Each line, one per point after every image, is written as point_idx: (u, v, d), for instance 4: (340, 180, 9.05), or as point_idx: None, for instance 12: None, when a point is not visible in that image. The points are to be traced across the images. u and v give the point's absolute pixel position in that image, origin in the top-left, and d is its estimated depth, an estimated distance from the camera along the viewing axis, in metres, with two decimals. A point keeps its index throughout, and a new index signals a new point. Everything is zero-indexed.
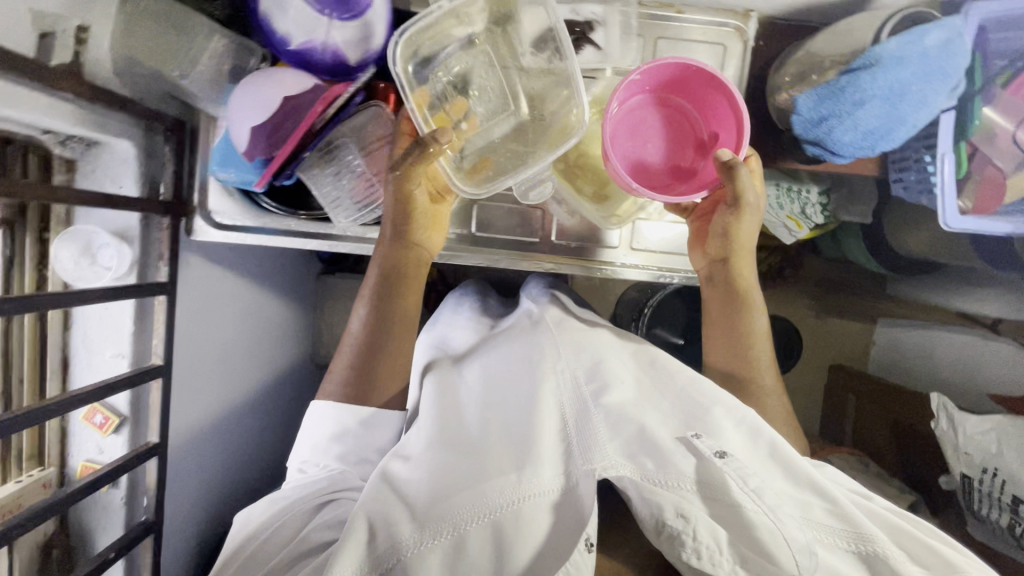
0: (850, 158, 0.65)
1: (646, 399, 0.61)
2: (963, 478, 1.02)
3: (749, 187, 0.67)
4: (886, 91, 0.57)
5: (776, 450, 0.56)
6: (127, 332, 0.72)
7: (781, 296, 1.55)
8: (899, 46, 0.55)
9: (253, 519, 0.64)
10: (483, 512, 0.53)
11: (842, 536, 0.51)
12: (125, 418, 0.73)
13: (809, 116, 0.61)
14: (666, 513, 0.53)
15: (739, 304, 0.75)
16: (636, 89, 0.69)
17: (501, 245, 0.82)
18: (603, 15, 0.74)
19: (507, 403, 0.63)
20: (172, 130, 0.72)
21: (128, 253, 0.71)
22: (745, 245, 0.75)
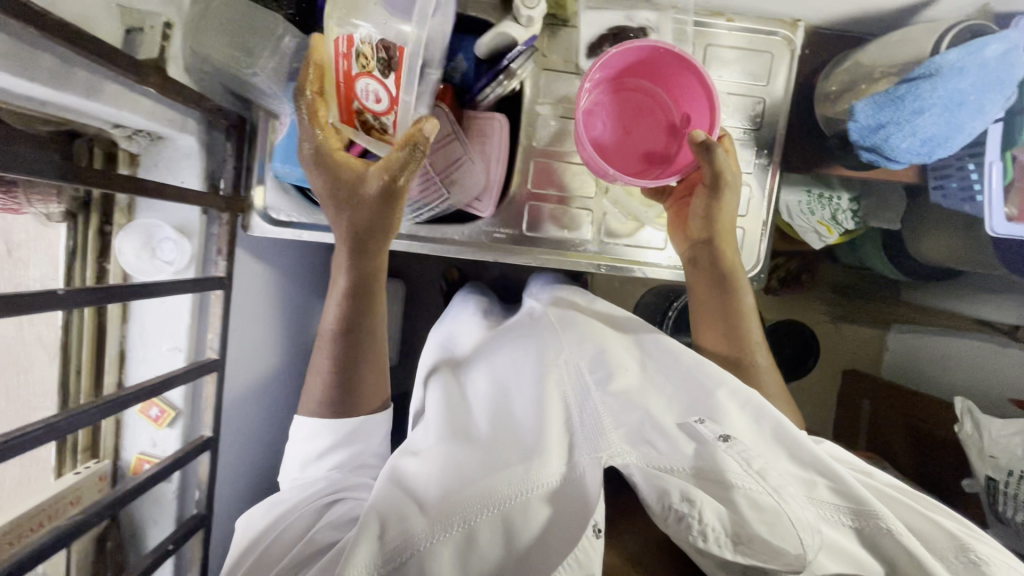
0: (907, 163, 0.67)
1: (649, 388, 0.62)
2: (988, 481, 1.03)
3: (727, 167, 0.66)
4: (946, 100, 0.59)
5: (780, 432, 0.57)
6: (185, 325, 0.73)
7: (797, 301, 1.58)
8: (960, 56, 0.57)
9: (253, 525, 0.61)
10: (489, 503, 0.53)
11: (843, 512, 0.53)
12: (181, 411, 0.74)
13: (867, 123, 0.64)
14: (672, 497, 0.52)
15: (730, 288, 0.73)
16: (607, 73, 0.71)
17: (551, 245, 0.81)
18: (657, 22, 0.75)
19: (516, 397, 0.64)
20: (234, 126, 0.73)
21: (188, 247, 0.72)
22: (730, 223, 0.73)
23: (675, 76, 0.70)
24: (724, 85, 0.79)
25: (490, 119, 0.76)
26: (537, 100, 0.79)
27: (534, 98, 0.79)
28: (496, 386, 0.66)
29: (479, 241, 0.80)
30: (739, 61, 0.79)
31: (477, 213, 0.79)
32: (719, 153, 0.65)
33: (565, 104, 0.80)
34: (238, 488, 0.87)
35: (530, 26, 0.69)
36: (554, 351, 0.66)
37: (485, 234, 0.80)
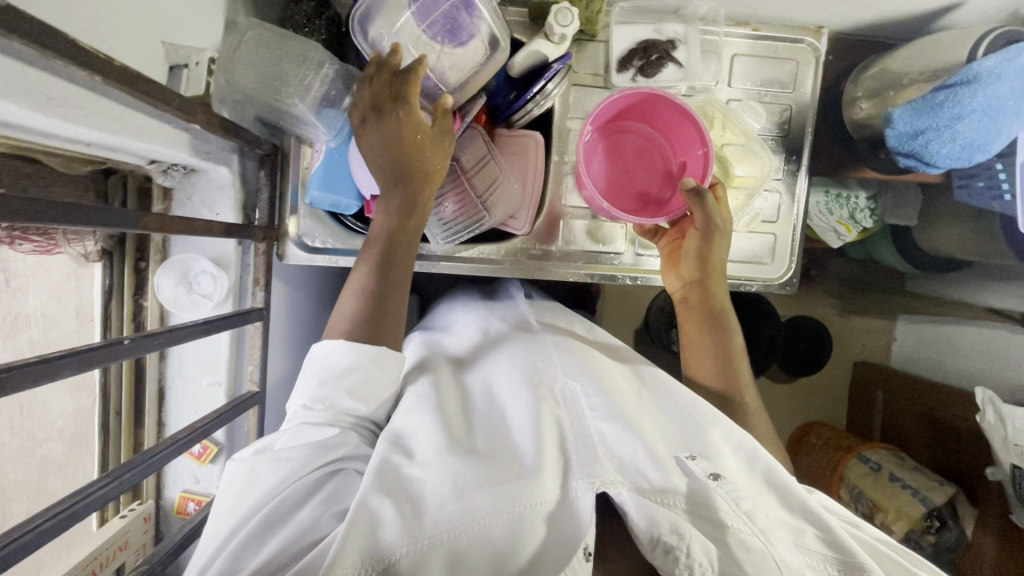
0: (942, 168, 0.68)
1: (642, 416, 0.60)
2: (1013, 470, 1.04)
3: (714, 211, 0.71)
4: (984, 107, 0.60)
5: (772, 475, 0.56)
6: (225, 360, 0.71)
7: (806, 296, 1.61)
8: (997, 63, 0.58)
9: (255, 485, 0.51)
10: (472, 516, 0.47)
11: (830, 563, 0.51)
12: (222, 447, 0.72)
13: (905, 131, 0.64)
14: (661, 528, 0.49)
15: (722, 324, 0.73)
16: (612, 117, 0.76)
17: (586, 258, 0.81)
18: (684, 34, 0.76)
19: (508, 417, 0.60)
20: (267, 154, 0.72)
21: (225, 280, 0.70)
22: (719, 267, 0.75)
23: (674, 126, 0.76)
24: (752, 94, 0.80)
25: (523, 137, 0.75)
26: (568, 116, 0.79)
27: (565, 113, 0.79)
28: (490, 404, 0.62)
29: (517, 260, 0.80)
30: (768, 68, 0.80)
31: (511, 231, 0.79)
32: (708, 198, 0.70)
33: None
34: None
35: (561, 44, 0.69)
36: (545, 376, 0.64)
37: (521, 252, 0.80)
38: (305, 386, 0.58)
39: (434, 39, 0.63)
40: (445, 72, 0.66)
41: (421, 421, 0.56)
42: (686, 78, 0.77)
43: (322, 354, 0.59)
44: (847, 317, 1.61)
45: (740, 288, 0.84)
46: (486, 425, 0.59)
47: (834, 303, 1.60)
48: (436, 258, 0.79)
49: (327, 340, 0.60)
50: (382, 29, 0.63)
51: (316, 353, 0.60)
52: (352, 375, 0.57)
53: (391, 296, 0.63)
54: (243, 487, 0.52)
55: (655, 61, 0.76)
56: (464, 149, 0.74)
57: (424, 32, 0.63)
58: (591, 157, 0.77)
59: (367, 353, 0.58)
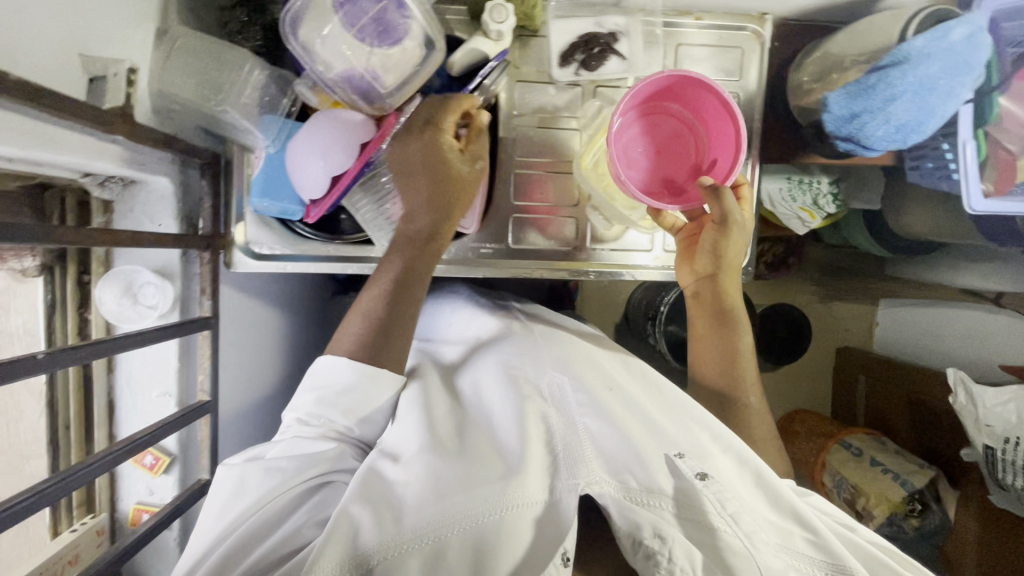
0: (880, 152, 0.67)
1: (631, 409, 0.59)
2: (986, 450, 1.05)
3: (734, 212, 0.71)
4: (915, 86, 0.59)
5: (761, 478, 0.55)
6: (173, 370, 0.71)
7: (786, 284, 1.58)
8: (925, 43, 0.58)
9: (244, 494, 0.54)
10: (450, 517, 0.49)
11: (819, 568, 0.51)
12: (175, 457, 0.72)
13: (841, 114, 0.64)
14: (643, 532, 0.50)
15: (728, 326, 0.76)
16: (658, 94, 0.72)
17: (538, 256, 0.82)
18: (625, 26, 0.75)
19: (496, 416, 0.59)
20: (208, 163, 0.71)
21: (170, 290, 0.70)
22: (732, 265, 0.77)
23: (715, 121, 0.72)
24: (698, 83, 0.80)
25: None
26: (513, 112, 0.79)
27: (510, 109, 0.79)
28: (479, 404, 0.62)
29: (466, 258, 0.81)
30: (714, 57, 0.79)
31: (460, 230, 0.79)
32: (728, 199, 0.70)
33: (539, 114, 0.80)
34: None
35: (499, 41, 0.70)
36: (530, 374, 0.63)
37: (469, 249, 0.81)
38: (302, 400, 0.60)
39: (365, 41, 0.62)
40: (380, 71, 0.64)
41: (409, 425, 0.57)
42: (630, 70, 0.77)
43: (322, 369, 0.61)
44: (831, 305, 1.55)
45: None
46: (479, 425, 0.59)
47: (815, 289, 1.55)
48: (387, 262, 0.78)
49: (330, 355, 0.61)
50: (308, 31, 0.61)
51: (316, 368, 0.61)
52: (348, 392, 0.59)
53: (403, 301, 0.63)
54: (231, 495, 0.54)
55: (598, 53, 0.75)
56: None
57: (354, 36, 0.61)
58: (624, 134, 0.73)
59: (366, 373, 0.59)
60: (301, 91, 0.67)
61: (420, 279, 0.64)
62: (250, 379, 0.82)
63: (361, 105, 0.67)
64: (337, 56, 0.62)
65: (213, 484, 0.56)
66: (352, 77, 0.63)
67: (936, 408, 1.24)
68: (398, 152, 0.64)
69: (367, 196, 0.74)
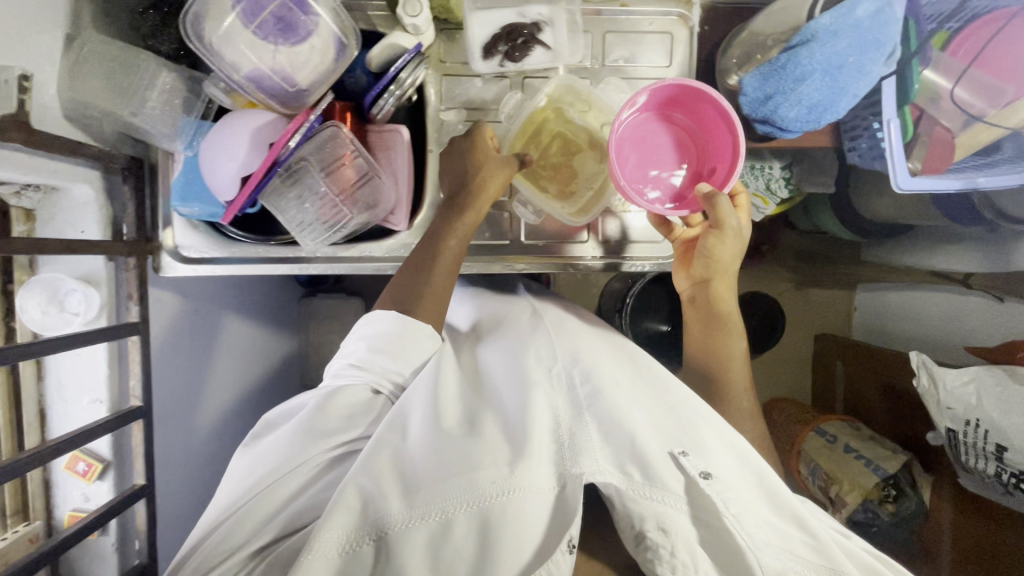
0: (800, 134, 0.67)
1: (638, 403, 0.64)
2: (949, 432, 1.00)
3: (730, 216, 0.72)
4: (824, 65, 0.59)
5: (763, 480, 0.60)
6: (103, 376, 0.71)
7: (764, 271, 1.52)
8: (832, 20, 0.57)
9: (281, 447, 0.64)
10: (471, 500, 0.55)
11: (811, 568, 0.56)
12: (109, 463, 0.72)
13: (755, 95, 0.64)
14: (647, 524, 0.56)
15: (722, 330, 0.79)
16: (660, 102, 0.74)
17: (477, 249, 0.83)
18: (550, 15, 0.73)
19: (508, 408, 0.65)
20: (129, 169, 0.70)
21: (95, 297, 0.70)
22: (725, 271, 0.78)
23: (715, 127, 0.74)
24: (627, 71, 0.79)
25: (391, 131, 0.75)
26: (441, 107, 0.79)
27: (438, 103, 0.79)
28: (500, 398, 0.67)
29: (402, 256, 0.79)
30: (642, 44, 0.79)
31: (393, 227, 0.78)
32: (722, 203, 0.71)
33: (467, 107, 0.80)
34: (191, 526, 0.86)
35: (417, 34, 0.70)
36: (539, 368, 0.69)
37: (407, 247, 0.79)
38: (355, 349, 0.70)
39: (267, 39, 0.62)
40: (290, 70, 0.64)
41: (427, 415, 0.64)
42: (557, 60, 0.76)
43: (372, 323, 0.71)
44: (805, 291, 1.54)
45: (634, 266, 0.86)
46: (493, 414, 0.65)
47: (791, 276, 1.52)
48: (320, 262, 0.78)
49: (380, 311, 0.71)
50: (213, 33, 0.61)
51: (365, 321, 0.72)
52: (394, 343, 0.69)
53: (431, 289, 0.72)
54: (269, 446, 0.65)
55: (522, 44, 0.74)
56: (319, 147, 0.70)
57: (254, 32, 0.62)
58: (627, 141, 0.75)
59: (409, 322, 0.70)
60: (211, 92, 0.66)
61: (450, 275, 0.73)
62: None
63: (273, 103, 0.66)
64: (241, 55, 0.62)
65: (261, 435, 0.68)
66: (260, 79, 0.63)
67: (909, 394, 1.21)
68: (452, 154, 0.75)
69: (287, 199, 0.71)
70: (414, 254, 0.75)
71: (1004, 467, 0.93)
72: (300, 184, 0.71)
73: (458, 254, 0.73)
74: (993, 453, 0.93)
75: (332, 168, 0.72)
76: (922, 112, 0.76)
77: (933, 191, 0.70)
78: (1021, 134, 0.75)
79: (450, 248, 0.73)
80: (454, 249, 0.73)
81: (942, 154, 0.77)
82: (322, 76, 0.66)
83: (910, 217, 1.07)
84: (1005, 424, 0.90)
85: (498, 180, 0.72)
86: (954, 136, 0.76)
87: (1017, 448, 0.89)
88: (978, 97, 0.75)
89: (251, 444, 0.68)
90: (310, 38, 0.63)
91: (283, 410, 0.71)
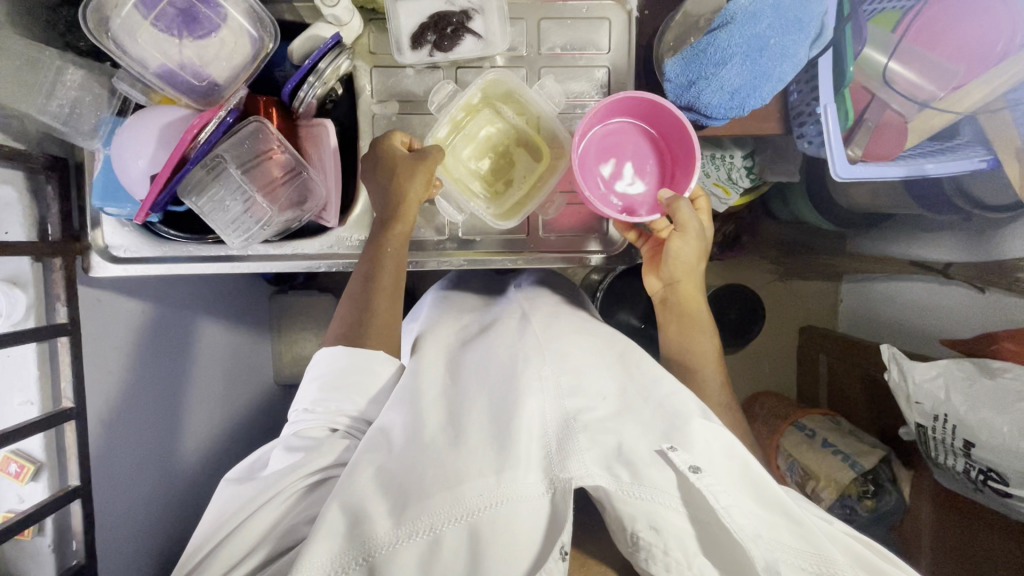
0: (726, 121, 0.68)
1: (625, 410, 0.62)
2: (918, 428, 0.92)
3: (690, 220, 0.71)
4: (745, 48, 0.61)
5: (747, 469, 0.58)
6: (33, 378, 0.70)
7: (742, 263, 1.39)
8: (750, 2, 0.60)
9: (239, 499, 0.61)
10: (459, 514, 0.54)
11: (805, 559, 0.53)
12: (42, 464, 0.72)
13: (680, 80, 0.65)
14: (638, 525, 0.55)
15: (693, 329, 0.77)
16: (615, 113, 0.74)
17: (418, 245, 0.82)
18: (479, 2, 0.72)
19: (489, 412, 0.63)
20: (52, 168, 0.70)
21: (21, 299, 0.67)
22: (690, 271, 0.76)
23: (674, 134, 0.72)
24: (565, 58, 0.78)
25: (316, 126, 0.74)
26: (374, 99, 0.77)
27: (371, 96, 0.77)
28: (482, 397, 0.65)
29: (336, 253, 0.79)
30: (577, 31, 0.77)
31: (325, 224, 0.77)
32: (682, 207, 0.70)
33: (399, 100, 0.78)
34: (142, 527, 0.85)
35: (338, 25, 0.69)
36: (524, 372, 0.66)
37: (341, 242, 0.79)
38: (308, 392, 0.68)
39: (169, 31, 0.62)
40: (198, 63, 0.64)
41: (403, 421, 0.63)
42: (489, 49, 0.74)
43: (325, 361, 0.69)
44: (790, 282, 1.39)
45: (580, 259, 0.84)
46: (470, 414, 0.63)
47: (774, 269, 1.39)
48: (255, 259, 0.78)
49: (328, 348, 0.70)
50: (116, 27, 0.61)
51: (317, 360, 0.70)
52: (348, 378, 0.67)
53: (377, 307, 0.72)
54: (236, 494, 0.62)
55: (451, 33, 0.72)
56: (239, 143, 0.68)
57: (153, 23, 0.62)
58: (590, 153, 0.74)
59: (358, 356, 0.68)
60: (125, 89, 0.66)
61: (394, 282, 0.73)
62: (129, 380, 0.82)
63: (188, 100, 0.66)
64: (146, 50, 0.62)
65: (225, 491, 0.64)
66: (169, 74, 0.63)
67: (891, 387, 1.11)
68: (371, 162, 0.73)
69: (209, 196, 0.68)
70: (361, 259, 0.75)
71: (972, 466, 0.84)
72: (224, 181, 0.69)
73: (396, 270, 0.73)
74: (961, 449, 0.85)
75: (255, 166, 0.70)
76: (873, 96, 0.73)
77: (872, 176, 0.70)
78: (975, 118, 0.72)
79: (384, 264, 0.73)
80: (391, 266, 0.73)
81: (893, 139, 0.72)
82: (235, 69, 0.66)
83: (885, 207, 1.03)
84: (972, 419, 0.82)
85: (419, 182, 0.71)
86: (908, 121, 0.72)
87: (985, 444, 0.81)
88: (927, 80, 0.71)
89: (214, 501, 0.64)
90: (218, 32, 0.64)
91: (247, 466, 0.68)
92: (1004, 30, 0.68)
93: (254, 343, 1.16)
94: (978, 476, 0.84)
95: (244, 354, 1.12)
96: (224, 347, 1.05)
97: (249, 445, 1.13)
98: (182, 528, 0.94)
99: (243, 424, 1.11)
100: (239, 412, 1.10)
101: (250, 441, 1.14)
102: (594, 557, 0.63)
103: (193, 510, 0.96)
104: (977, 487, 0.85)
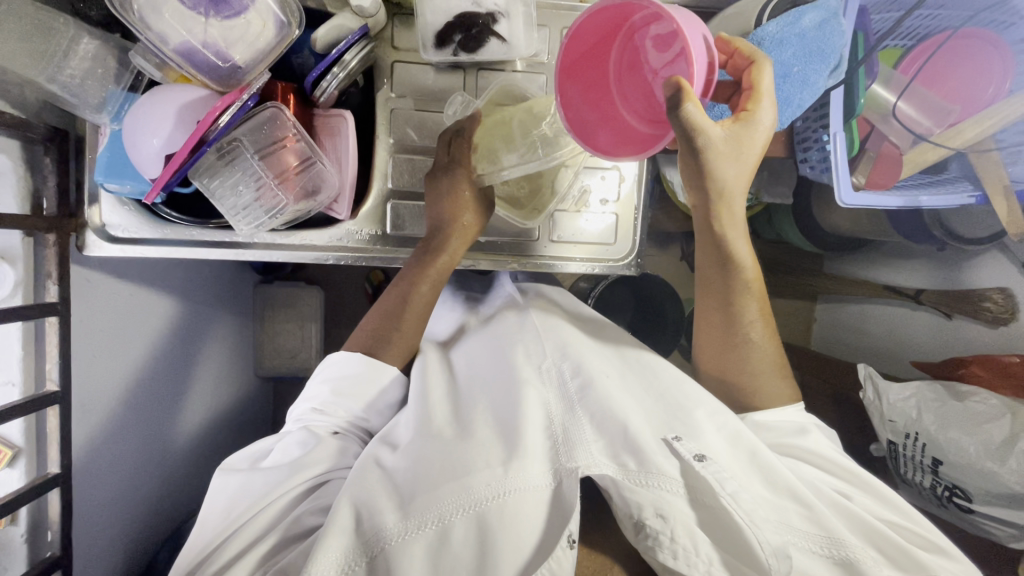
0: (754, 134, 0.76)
1: (628, 391, 0.65)
2: (889, 444, 0.96)
3: (702, 123, 0.55)
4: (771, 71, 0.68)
5: (755, 455, 0.59)
6: (16, 359, 0.65)
7: None
8: (779, 28, 0.67)
9: (237, 505, 0.59)
10: (467, 505, 0.54)
11: (814, 540, 0.55)
12: (21, 450, 0.66)
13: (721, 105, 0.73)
14: (645, 511, 0.55)
15: (729, 270, 0.66)
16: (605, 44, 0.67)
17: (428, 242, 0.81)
18: (505, 6, 0.71)
19: (496, 404, 0.64)
20: (51, 140, 0.66)
21: (10, 275, 0.63)
22: (727, 197, 0.63)
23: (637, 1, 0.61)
24: None
25: (336, 116, 0.74)
26: (393, 93, 0.77)
27: (390, 90, 0.77)
28: (488, 394, 0.66)
29: (346, 245, 0.78)
30: None
31: (336, 215, 0.76)
32: (690, 110, 0.54)
33: (418, 95, 0.77)
34: (115, 518, 0.81)
35: (362, 16, 0.68)
36: (524, 357, 0.68)
37: (350, 236, 0.78)
38: (317, 393, 0.67)
39: (195, 9, 0.61)
40: (222, 44, 0.62)
41: (406, 420, 0.64)
42: (512, 54, 0.73)
43: (337, 363, 0.68)
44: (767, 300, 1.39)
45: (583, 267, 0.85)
46: (478, 410, 0.64)
47: None
48: (258, 248, 0.76)
49: (344, 351, 0.69)
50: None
51: (328, 363, 0.69)
52: (360, 386, 0.67)
53: (406, 319, 0.70)
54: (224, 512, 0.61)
55: (477, 35, 0.71)
56: (257, 128, 0.67)
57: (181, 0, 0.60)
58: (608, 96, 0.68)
59: (374, 366, 0.67)
60: (140, 63, 0.65)
61: (429, 306, 0.72)
62: (113, 363, 0.77)
63: (211, 81, 0.65)
64: (171, 27, 0.61)
65: (217, 482, 0.61)
66: (191, 52, 0.62)
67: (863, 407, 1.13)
68: (432, 194, 0.73)
69: (221, 180, 0.67)
70: (400, 272, 0.73)
71: (939, 482, 0.88)
72: (237, 162, 0.67)
73: (427, 304, 0.72)
74: (929, 466, 0.88)
75: (268, 151, 0.69)
76: (872, 127, 0.79)
77: (874, 204, 0.73)
78: (964, 155, 0.76)
79: (421, 295, 0.71)
80: (429, 291, 0.71)
81: (889, 171, 0.77)
82: (262, 52, 0.65)
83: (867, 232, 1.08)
84: (941, 438, 0.86)
85: (465, 218, 0.72)
86: (901, 154, 0.77)
87: (952, 462, 0.84)
88: (924, 116, 0.77)
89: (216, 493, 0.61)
90: (246, 13, 0.63)
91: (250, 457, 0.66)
92: (996, 75, 0.72)
93: (236, 335, 1.12)
94: (943, 491, 0.87)
95: (227, 343, 1.08)
96: (205, 334, 1.00)
97: (221, 439, 1.07)
98: (149, 519, 0.89)
99: (218, 415, 1.06)
100: (217, 401, 1.05)
101: (225, 431, 1.09)
102: (601, 558, 0.62)
103: (162, 502, 0.91)
104: (942, 502, 0.89)
